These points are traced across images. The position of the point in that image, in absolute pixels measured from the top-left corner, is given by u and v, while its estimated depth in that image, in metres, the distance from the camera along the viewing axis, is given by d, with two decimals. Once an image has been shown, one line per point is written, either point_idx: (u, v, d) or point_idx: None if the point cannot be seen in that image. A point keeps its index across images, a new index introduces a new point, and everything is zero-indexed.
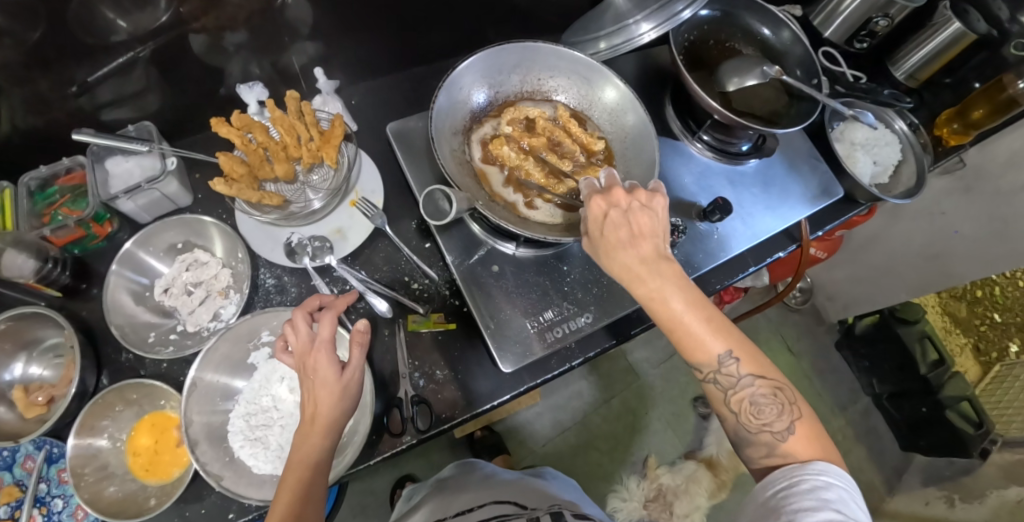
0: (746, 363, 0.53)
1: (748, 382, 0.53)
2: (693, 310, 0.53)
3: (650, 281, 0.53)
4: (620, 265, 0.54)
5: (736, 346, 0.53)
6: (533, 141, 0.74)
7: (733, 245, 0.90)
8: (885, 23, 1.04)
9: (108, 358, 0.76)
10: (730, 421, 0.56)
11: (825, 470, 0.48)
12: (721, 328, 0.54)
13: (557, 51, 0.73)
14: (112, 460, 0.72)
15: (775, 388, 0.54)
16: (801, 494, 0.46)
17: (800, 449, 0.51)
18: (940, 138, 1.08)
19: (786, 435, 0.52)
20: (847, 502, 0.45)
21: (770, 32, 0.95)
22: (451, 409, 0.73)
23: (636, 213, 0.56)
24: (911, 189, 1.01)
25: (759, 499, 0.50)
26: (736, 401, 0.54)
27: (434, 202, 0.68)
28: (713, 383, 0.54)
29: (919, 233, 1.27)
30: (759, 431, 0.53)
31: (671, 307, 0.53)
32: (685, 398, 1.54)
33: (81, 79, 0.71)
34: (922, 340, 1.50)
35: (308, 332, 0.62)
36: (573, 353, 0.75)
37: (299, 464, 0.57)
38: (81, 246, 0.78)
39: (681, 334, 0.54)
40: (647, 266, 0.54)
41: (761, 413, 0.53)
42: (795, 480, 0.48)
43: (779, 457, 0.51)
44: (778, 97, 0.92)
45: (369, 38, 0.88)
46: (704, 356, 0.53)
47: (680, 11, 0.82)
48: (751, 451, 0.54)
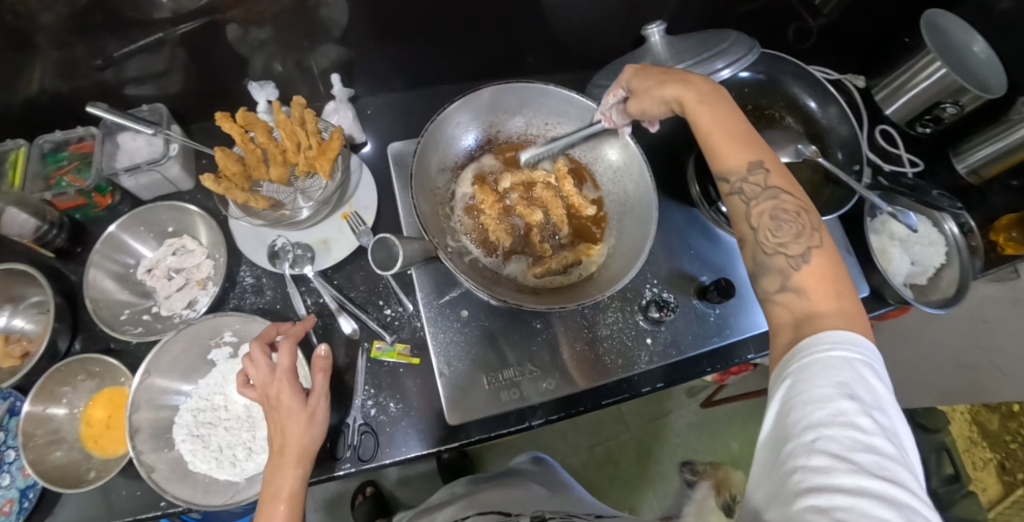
0: (776, 178, 0.52)
1: (772, 195, 0.51)
2: (725, 116, 0.54)
3: (696, 86, 0.55)
4: (668, 78, 0.56)
5: (770, 160, 0.52)
6: (526, 207, 0.70)
7: (751, 320, 0.78)
8: (953, 111, 0.93)
9: (84, 325, 0.77)
10: (747, 243, 0.52)
11: (839, 344, 0.42)
12: (754, 144, 0.53)
13: (567, 98, 0.69)
14: (65, 426, 0.73)
15: (800, 209, 0.51)
16: (813, 378, 0.42)
17: (812, 285, 0.47)
18: (993, 244, 0.97)
19: (801, 262, 0.48)
20: (863, 384, 0.41)
21: (816, 106, 0.88)
22: (397, 447, 0.70)
23: (664, 52, 0.60)
24: (948, 299, 0.89)
25: (770, 387, 0.45)
26: (757, 214, 0.51)
27: (387, 248, 0.61)
28: (737, 196, 0.53)
29: (956, 337, 1.14)
30: (775, 252, 0.50)
31: (703, 116, 0.54)
32: (671, 460, 1.46)
33: (108, 53, 0.73)
34: (940, 451, 1.34)
35: (267, 364, 0.60)
36: (534, 413, 0.71)
37: (278, 497, 0.57)
38: (83, 212, 0.80)
39: (710, 145, 0.55)
40: (684, 81, 0.56)
41: (780, 230, 0.50)
42: (808, 361, 0.43)
43: (792, 292, 0.48)
44: (813, 177, 0.85)
45: (394, 50, 0.86)
46: (733, 164, 0.53)
47: (720, 69, 0.72)
48: (765, 281, 0.50)
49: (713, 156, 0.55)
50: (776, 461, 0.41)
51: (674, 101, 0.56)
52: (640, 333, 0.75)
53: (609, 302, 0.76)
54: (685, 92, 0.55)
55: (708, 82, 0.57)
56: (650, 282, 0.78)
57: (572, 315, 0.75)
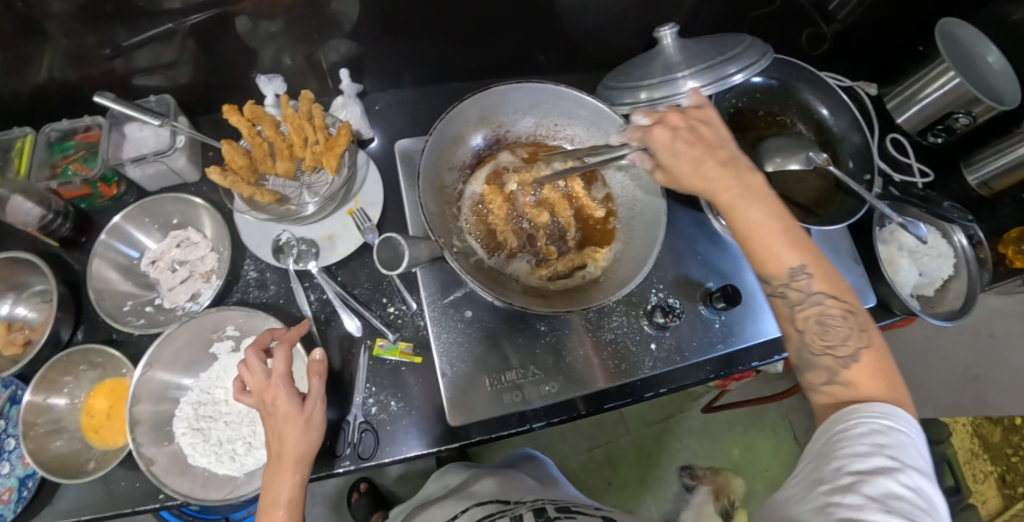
0: (820, 281, 0.51)
1: (817, 300, 0.51)
2: (770, 216, 0.52)
3: (732, 188, 0.53)
4: (701, 180, 0.54)
5: (813, 262, 0.51)
6: (535, 207, 0.70)
7: (755, 328, 0.77)
8: (966, 121, 0.92)
9: (87, 315, 0.77)
10: (793, 342, 0.53)
11: (886, 414, 0.43)
12: (800, 243, 0.52)
13: (580, 99, 0.67)
14: (65, 415, 0.73)
15: (847, 310, 0.50)
16: (854, 438, 0.43)
17: (861, 380, 0.47)
18: (1003, 257, 0.97)
19: (850, 362, 0.49)
20: (906, 450, 0.41)
21: (828, 113, 0.87)
22: (397, 447, 0.70)
23: (699, 127, 0.56)
24: (957, 311, 0.89)
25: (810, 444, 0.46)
26: (802, 319, 0.52)
27: (392, 248, 0.61)
28: (781, 298, 0.52)
29: (961, 350, 1.13)
30: (822, 353, 0.50)
31: (745, 217, 0.52)
32: (670, 464, 1.46)
33: (117, 42, 0.72)
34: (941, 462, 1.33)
35: (263, 370, 0.60)
36: (535, 415, 0.70)
37: (276, 504, 0.57)
38: (88, 202, 0.80)
39: (753, 246, 0.53)
40: (724, 175, 0.53)
41: (827, 334, 0.50)
42: (850, 423, 0.44)
43: (840, 384, 0.48)
44: (823, 186, 0.84)
45: (404, 46, 0.86)
46: (775, 268, 0.52)
47: (732, 74, 0.70)
48: (810, 376, 0.51)
49: (754, 257, 0.54)
50: (806, 497, 0.42)
51: (707, 196, 0.54)
52: (644, 338, 0.74)
53: (615, 306, 0.75)
54: (722, 197, 0.53)
55: (745, 173, 0.54)
56: (656, 287, 0.77)
57: (577, 317, 0.74)
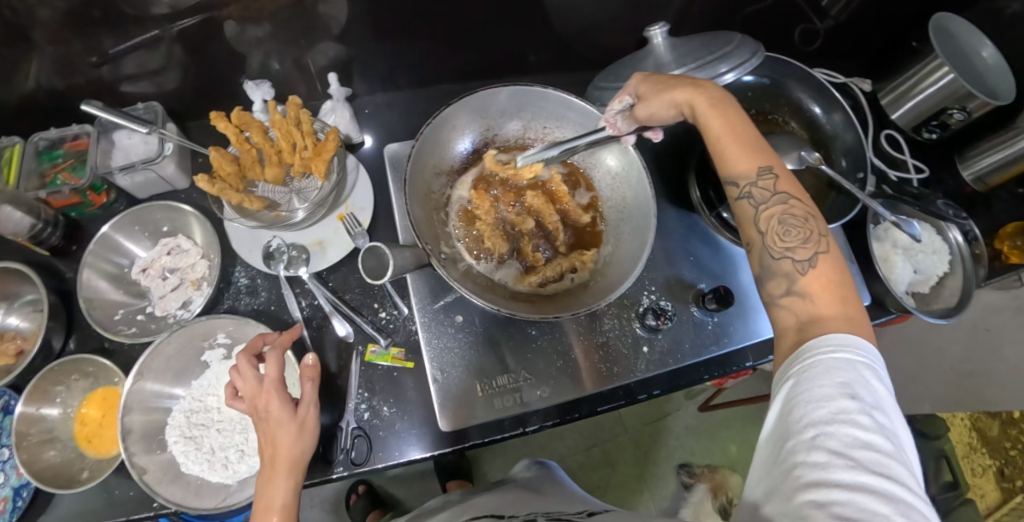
0: (782, 182, 0.52)
1: (781, 200, 0.52)
2: (733, 123, 0.55)
3: (707, 87, 0.55)
4: (677, 75, 0.56)
5: (777, 164, 0.53)
6: (520, 214, 0.70)
7: (743, 332, 0.77)
8: (961, 117, 0.92)
9: (79, 324, 0.77)
10: (755, 247, 0.53)
11: (844, 347, 0.43)
12: (764, 150, 0.54)
13: (567, 101, 0.67)
14: (59, 425, 0.73)
15: (808, 214, 0.51)
16: (816, 380, 0.42)
17: (817, 290, 0.48)
18: (999, 253, 0.95)
19: (808, 268, 0.49)
20: (865, 385, 0.41)
21: (820, 111, 0.86)
22: (391, 452, 0.70)
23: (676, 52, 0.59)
24: (951, 309, 0.88)
25: (774, 388, 0.46)
26: (766, 220, 0.52)
27: (377, 256, 0.60)
28: (746, 199, 0.53)
29: (958, 346, 1.13)
30: (782, 257, 0.50)
31: (712, 120, 0.55)
32: (668, 462, 1.46)
33: (104, 49, 0.72)
34: (939, 458, 1.33)
35: (255, 376, 0.60)
36: (528, 419, 0.70)
37: (269, 509, 0.56)
38: (78, 211, 0.79)
39: (719, 149, 0.55)
40: (697, 78, 0.55)
41: (788, 234, 0.51)
42: (811, 363, 0.43)
43: (797, 296, 0.49)
44: (817, 184, 0.84)
45: (392, 48, 0.85)
46: (740, 168, 0.53)
47: (723, 73, 0.70)
48: (769, 285, 0.51)
49: (720, 160, 0.55)
50: (775, 457, 0.42)
51: (684, 104, 0.56)
52: (636, 341, 0.74)
53: (607, 308, 0.75)
54: (693, 97, 0.56)
55: (715, 86, 0.56)
56: (648, 289, 0.77)
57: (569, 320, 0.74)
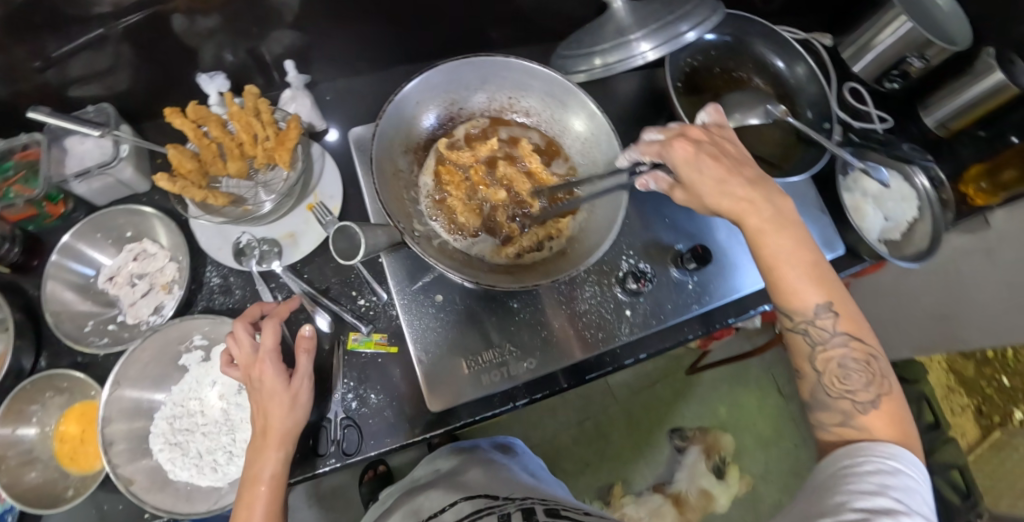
0: (845, 323, 0.52)
1: (840, 341, 0.52)
2: (797, 253, 0.53)
3: (763, 211, 0.54)
4: (727, 198, 0.55)
5: (837, 300, 0.53)
6: (492, 186, 0.70)
7: (718, 291, 0.77)
8: (920, 64, 0.93)
9: (49, 339, 0.74)
10: (808, 380, 0.55)
11: (894, 456, 0.47)
12: (826, 283, 0.53)
13: (531, 69, 0.66)
14: (38, 445, 0.71)
15: (868, 356, 0.53)
16: (861, 474, 0.46)
17: (877, 426, 0.50)
18: (965, 197, 0.97)
19: (868, 408, 0.51)
20: (909, 492, 0.44)
21: (783, 66, 0.87)
22: (381, 438, 0.70)
23: (720, 144, 0.58)
24: (922, 253, 0.90)
25: (821, 479, 0.49)
26: (823, 359, 0.53)
27: (347, 238, 0.60)
28: (801, 335, 0.54)
29: (930, 290, 1.16)
30: (839, 396, 0.52)
31: (772, 248, 0.53)
32: (661, 428, 1.48)
33: (47, 53, 0.69)
34: (919, 400, 1.37)
35: (250, 345, 0.60)
36: (518, 394, 0.71)
37: (258, 480, 0.57)
38: (36, 224, 0.76)
39: (777, 279, 0.54)
40: (754, 191, 0.55)
41: (848, 378, 0.52)
42: (860, 460, 0.47)
43: (853, 428, 0.51)
44: (786, 138, 0.84)
45: (349, 32, 0.83)
46: (803, 303, 0.53)
47: (684, 33, 0.70)
48: (822, 415, 0.53)
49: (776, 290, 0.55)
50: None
51: (733, 217, 0.55)
52: (618, 306, 0.74)
53: (587, 275, 0.75)
54: (749, 218, 0.54)
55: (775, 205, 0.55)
56: (626, 254, 0.77)
57: (549, 290, 0.74)
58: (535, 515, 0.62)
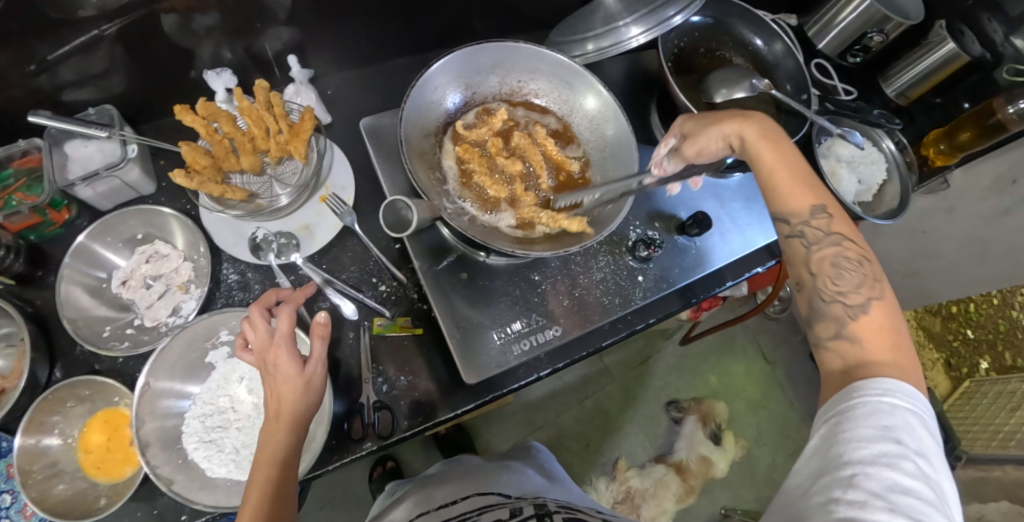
0: (838, 224, 0.55)
1: (833, 241, 0.54)
2: (794, 164, 0.59)
3: (760, 124, 0.61)
4: (729, 116, 0.62)
5: (829, 204, 0.56)
6: (509, 158, 0.73)
7: (712, 261, 0.82)
8: (880, 39, 0.96)
9: (63, 350, 0.72)
10: (806, 286, 0.55)
11: (890, 391, 0.43)
12: (821, 190, 0.57)
13: (538, 53, 0.73)
14: (62, 457, 0.70)
15: (861, 258, 0.53)
16: (858, 418, 0.43)
17: (868, 336, 0.49)
18: (925, 159, 1.02)
19: (859, 312, 0.50)
20: (909, 430, 0.41)
21: (761, 43, 0.92)
22: (415, 417, 0.72)
23: (719, 108, 0.67)
24: (895, 210, 0.96)
25: (817, 425, 0.46)
26: (817, 260, 0.54)
27: (395, 212, 0.67)
28: (798, 239, 0.56)
29: (900, 249, 1.23)
30: (832, 299, 0.52)
31: (768, 154, 0.59)
32: (658, 402, 1.54)
33: (41, 57, 0.66)
34: None
35: (266, 328, 0.60)
36: (541, 364, 0.75)
37: (265, 463, 0.55)
38: (37, 233, 0.74)
39: (774, 183, 0.59)
40: (755, 119, 0.63)
41: (839, 278, 0.52)
42: (856, 402, 0.44)
43: (846, 339, 0.50)
44: (767, 111, 0.89)
45: (346, 28, 0.84)
46: (795, 203, 0.57)
47: (672, 17, 0.74)
48: (818, 328, 0.52)
49: (774, 197, 0.59)
50: (810, 490, 0.43)
51: (732, 134, 0.62)
52: (631, 272, 0.79)
53: (599, 247, 0.79)
54: (747, 135, 0.61)
55: (771, 127, 0.62)
56: (633, 224, 0.81)
57: (566, 261, 0.77)
58: (546, 508, 0.66)
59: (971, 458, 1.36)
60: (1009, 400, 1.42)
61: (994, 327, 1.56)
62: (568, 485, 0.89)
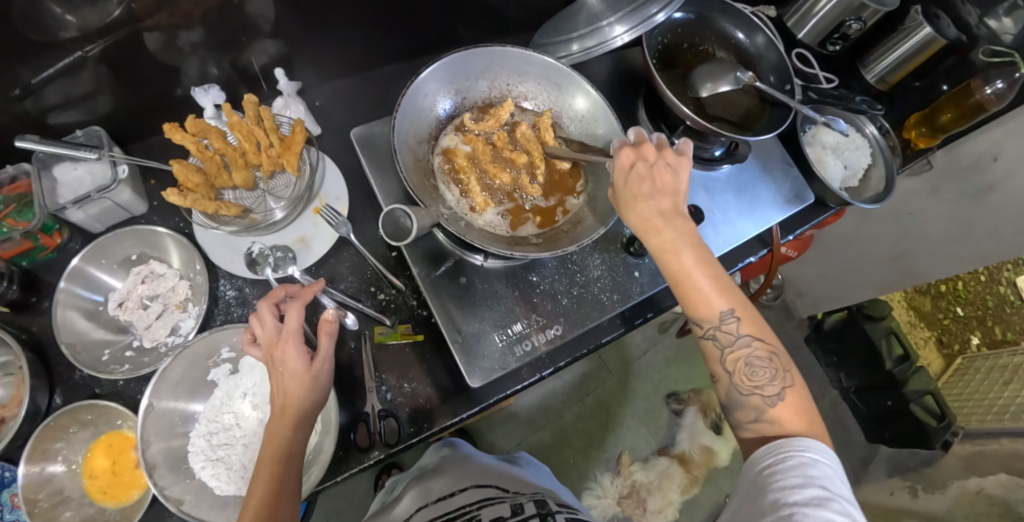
0: (747, 324, 0.54)
1: (744, 342, 0.54)
2: (701, 267, 0.55)
3: (665, 233, 0.56)
4: (637, 214, 0.57)
5: (739, 306, 0.54)
6: (493, 163, 0.74)
7: None
8: (858, 27, 0.97)
9: (62, 376, 0.72)
10: (722, 382, 0.56)
11: (811, 446, 0.47)
12: (727, 289, 0.55)
13: (526, 56, 0.74)
14: (67, 484, 0.69)
15: (771, 353, 0.54)
16: (786, 471, 0.46)
17: (789, 417, 0.51)
18: (908, 141, 1.04)
19: (776, 401, 0.52)
20: (832, 479, 0.44)
21: (744, 37, 0.93)
22: (419, 424, 0.72)
23: (660, 170, 0.58)
24: (880, 193, 0.98)
25: (748, 480, 0.49)
26: (732, 359, 0.54)
27: (395, 221, 0.70)
28: (710, 340, 0.55)
29: (887, 231, 1.23)
30: (750, 393, 0.53)
31: (678, 263, 0.55)
32: (657, 395, 1.55)
33: (25, 80, 0.65)
34: (888, 336, 1.45)
35: (275, 325, 0.59)
36: (544, 364, 0.76)
37: (268, 458, 0.55)
38: (30, 258, 0.73)
39: (685, 291, 0.56)
40: (663, 218, 0.56)
41: (755, 374, 0.53)
42: (783, 456, 0.47)
43: (767, 422, 0.52)
44: (750, 102, 0.90)
45: (331, 39, 0.84)
46: (706, 311, 0.55)
47: (655, 14, 0.74)
48: (738, 414, 0.54)
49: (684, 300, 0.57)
50: None
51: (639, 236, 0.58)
52: (628, 268, 0.80)
53: (595, 246, 0.80)
54: (656, 239, 0.56)
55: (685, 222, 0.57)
56: None
57: (563, 261, 0.78)
58: (547, 507, 0.67)
59: (967, 433, 1.38)
60: (1001, 374, 1.47)
61: (983, 303, 1.65)
62: (562, 490, 0.88)
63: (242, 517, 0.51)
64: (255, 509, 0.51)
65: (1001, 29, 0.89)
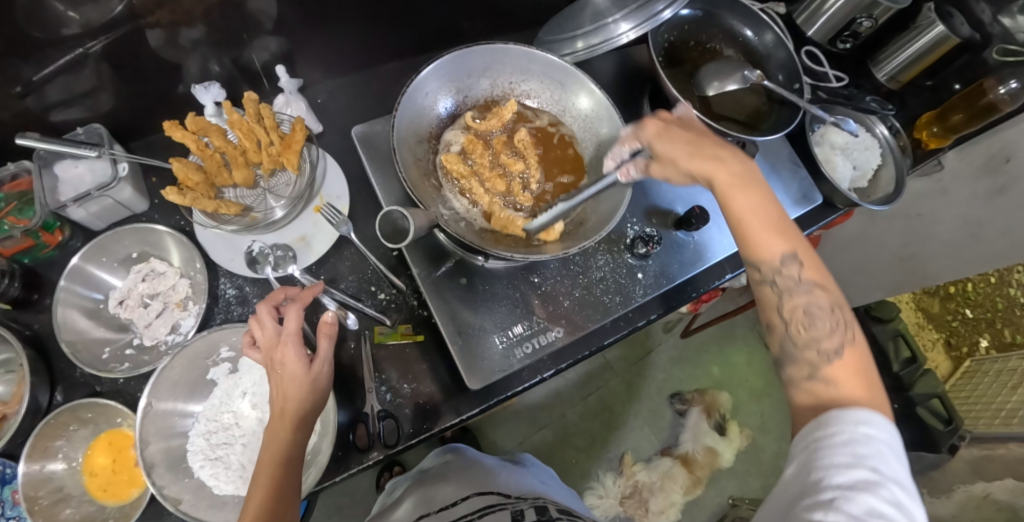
0: (808, 269, 0.54)
1: (806, 288, 0.53)
2: (762, 210, 0.56)
3: (728, 173, 0.57)
4: (699, 158, 0.58)
5: (801, 250, 0.54)
6: (493, 168, 0.74)
7: (710, 255, 0.82)
8: (869, 25, 0.95)
9: (63, 374, 0.72)
10: (778, 331, 0.55)
11: (867, 421, 0.43)
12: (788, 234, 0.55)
13: (529, 54, 0.73)
14: (68, 481, 0.69)
15: (832, 303, 0.53)
16: (835, 446, 0.43)
17: (842, 377, 0.49)
18: (919, 141, 1.02)
19: (834, 358, 0.50)
20: (885, 459, 0.41)
21: (752, 34, 0.91)
22: (419, 424, 0.72)
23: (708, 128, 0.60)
24: (889, 195, 0.96)
25: (795, 452, 0.46)
26: (790, 308, 0.54)
27: (392, 222, 0.67)
28: (770, 286, 0.55)
29: (894, 234, 1.20)
30: (806, 346, 0.52)
31: (738, 202, 0.56)
32: (661, 395, 1.54)
33: (26, 78, 0.65)
34: (895, 337, 1.47)
35: (274, 327, 0.59)
36: (545, 365, 0.74)
37: (269, 462, 0.55)
38: (32, 256, 0.73)
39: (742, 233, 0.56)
40: (722, 161, 0.57)
41: (813, 325, 0.52)
42: (832, 430, 0.44)
43: (821, 381, 0.49)
44: (757, 101, 0.88)
45: (333, 36, 0.83)
46: (766, 254, 0.55)
47: (660, 11, 0.71)
48: (792, 369, 0.52)
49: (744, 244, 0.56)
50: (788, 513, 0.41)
51: (703, 177, 0.58)
52: (631, 270, 0.79)
53: (598, 246, 0.79)
54: (720, 179, 0.57)
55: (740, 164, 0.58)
56: (631, 221, 0.81)
57: (565, 262, 0.77)
58: (548, 514, 0.67)
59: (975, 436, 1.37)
60: (1010, 378, 1.44)
61: (993, 305, 1.56)
62: (563, 492, 0.88)
63: (243, 516, 0.50)
64: (257, 508, 0.50)
65: (1015, 27, 0.84)
